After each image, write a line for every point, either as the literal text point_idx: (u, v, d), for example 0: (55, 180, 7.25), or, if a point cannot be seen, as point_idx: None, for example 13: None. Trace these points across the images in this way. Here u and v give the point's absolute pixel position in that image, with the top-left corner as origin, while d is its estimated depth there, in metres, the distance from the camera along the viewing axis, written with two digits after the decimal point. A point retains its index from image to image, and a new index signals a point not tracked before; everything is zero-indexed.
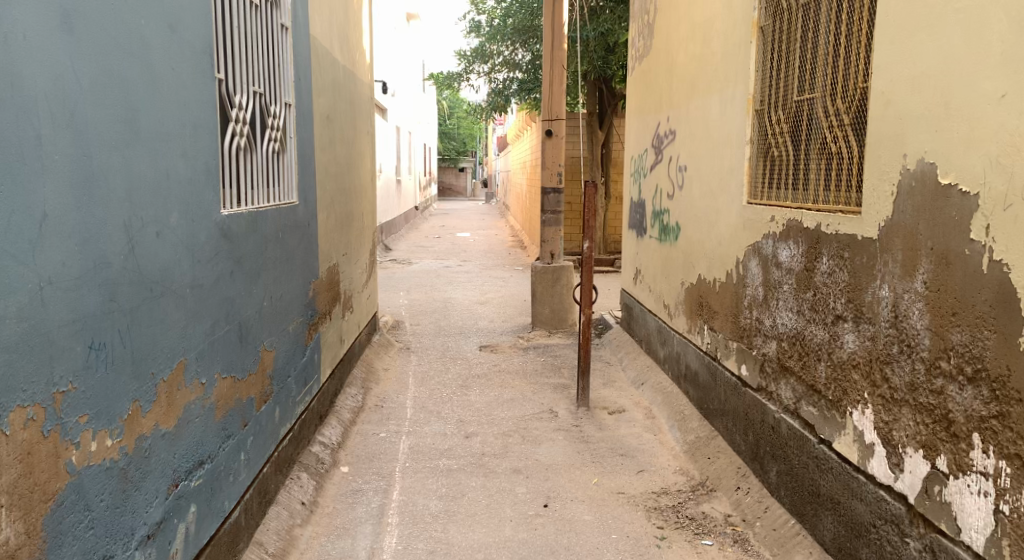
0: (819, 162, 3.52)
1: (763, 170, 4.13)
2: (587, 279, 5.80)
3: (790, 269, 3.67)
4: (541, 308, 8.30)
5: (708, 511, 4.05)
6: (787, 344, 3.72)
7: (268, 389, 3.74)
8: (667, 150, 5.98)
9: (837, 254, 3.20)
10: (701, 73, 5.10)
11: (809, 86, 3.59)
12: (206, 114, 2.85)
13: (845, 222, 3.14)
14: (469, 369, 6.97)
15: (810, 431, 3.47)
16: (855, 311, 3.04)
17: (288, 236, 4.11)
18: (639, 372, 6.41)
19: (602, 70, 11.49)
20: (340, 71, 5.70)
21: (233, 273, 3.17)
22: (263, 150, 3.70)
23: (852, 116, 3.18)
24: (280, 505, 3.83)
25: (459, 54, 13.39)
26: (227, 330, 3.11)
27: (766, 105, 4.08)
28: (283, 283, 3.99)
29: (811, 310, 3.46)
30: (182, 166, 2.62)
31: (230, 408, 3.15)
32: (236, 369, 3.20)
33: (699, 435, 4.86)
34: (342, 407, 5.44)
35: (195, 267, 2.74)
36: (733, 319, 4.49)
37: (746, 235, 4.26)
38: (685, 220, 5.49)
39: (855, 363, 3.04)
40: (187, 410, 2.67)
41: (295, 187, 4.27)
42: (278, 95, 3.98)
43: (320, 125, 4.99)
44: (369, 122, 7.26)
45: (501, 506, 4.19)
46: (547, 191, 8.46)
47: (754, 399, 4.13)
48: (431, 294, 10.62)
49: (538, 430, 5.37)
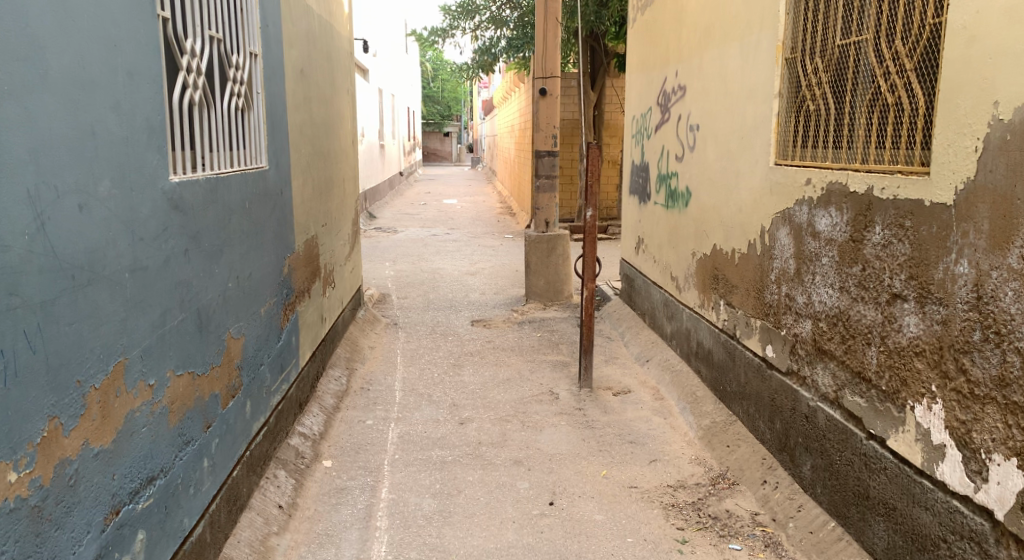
0: (869, 116, 3.07)
1: (795, 126, 3.66)
2: (590, 250, 5.33)
3: (831, 239, 3.22)
4: (536, 279, 7.85)
5: (732, 509, 3.64)
6: (826, 324, 3.29)
7: (238, 381, 3.27)
8: (675, 107, 5.49)
9: (896, 223, 2.76)
10: (717, 20, 4.59)
11: (855, 27, 3.12)
12: (147, 59, 2.33)
13: (907, 185, 2.70)
14: (461, 346, 6.52)
15: (855, 424, 3.07)
16: (920, 291, 2.62)
17: (257, 206, 3.61)
18: (644, 348, 5.99)
19: (595, 26, 10.87)
20: (315, 21, 5.14)
21: (189, 252, 2.68)
22: (223, 104, 3.19)
23: (918, 59, 2.71)
24: (254, 512, 3.38)
25: (444, 8, 12.67)
26: (184, 319, 2.63)
27: (799, 52, 3.60)
28: (251, 259, 3.50)
29: (858, 287, 3.02)
30: (115, 123, 2.11)
31: (190, 409, 2.68)
32: (196, 363, 2.74)
33: (715, 420, 4.46)
34: (324, 392, 4.99)
35: (136, 247, 2.25)
36: (757, 294, 4.05)
37: (772, 200, 3.81)
38: (696, 183, 5.03)
39: (918, 350, 2.63)
40: (131, 420, 2.18)
41: (263, 149, 3.76)
42: (241, 42, 3.45)
43: (292, 80, 4.46)
44: (349, 79, 6.70)
45: (503, 504, 3.77)
46: (541, 155, 7.93)
47: (783, 384, 3.72)
48: (419, 265, 10.12)
49: (539, 414, 4.94)
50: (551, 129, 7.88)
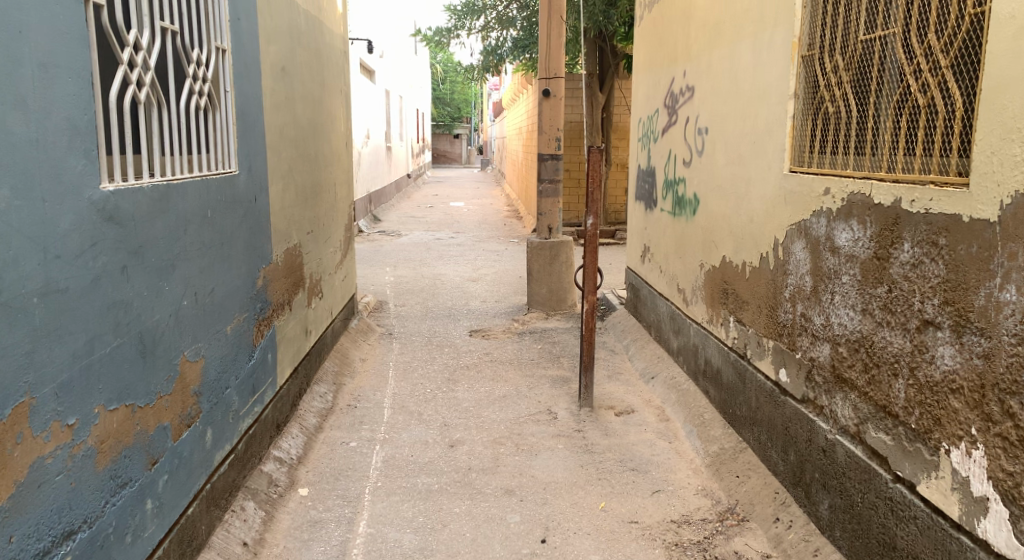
0: (895, 119, 2.74)
1: (812, 130, 3.33)
2: (592, 260, 4.99)
3: (852, 256, 2.89)
4: (538, 287, 7.53)
5: (741, 550, 3.31)
6: (847, 350, 2.95)
7: (196, 408, 2.97)
8: (684, 109, 5.16)
9: (928, 240, 2.43)
10: (728, 15, 4.26)
11: (879, 20, 2.79)
12: (70, 49, 2.04)
13: (942, 198, 2.37)
14: (456, 358, 6.20)
15: (878, 463, 2.74)
16: (957, 319, 2.30)
17: (224, 214, 3.31)
18: (649, 363, 5.66)
19: (603, 26, 10.53)
20: (300, 16, 4.84)
21: (128, 269, 2.38)
22: (180, 102, 2.89)
23: (955, 55, 2.38)
24: (214, 552, 3.09)
25: (449, 7, 12.35)
26: (120, 345, 2.33)
27: (817, 49, 3.27)
28: (215, 272, 3.20)
29: (883, 311, 2.68)
30: (16, 122, 1.83)
31: (129, 447, 2.39)
32: (137, 394, 2.44)
33: (723, 446, 4.13)
34: (306, 411, 4.70)
35: (51, 266, 1.96)
36: (770, 312, 3.71)
37: (786, 210, 3.49)
38: (705, 190, 4.70)
39: (955, 386, 2.31)
40: (40, 469, 1.92)
41: (232, 151, 3.45)
42: (204, 34, 3.15)
43: (271, 77, 4.15)
44: (342, 78, 6.40)
45: (490, 542, 3.45)
46: (544, 158, 7.60)
47: (797, 412, 3.39)
48: (420, 271, 9.82)
49: (535, 436, 4.61)
50: (554, 131, 7.56)
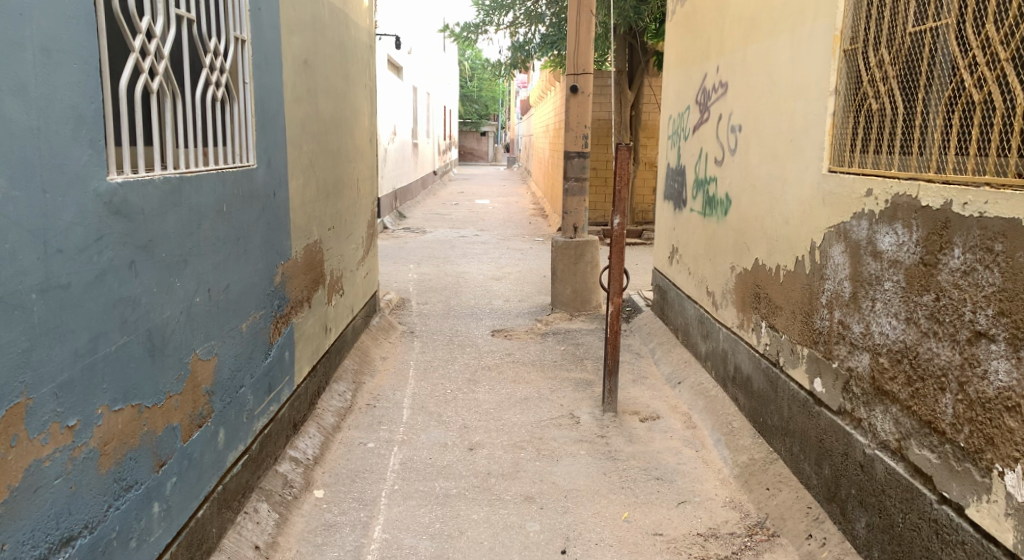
0: (946, 116, 2.57)
1: (853, 128, 3.16)
2: (618, 260, 4.83)
3: (896, 261, 2.73)
4: (562, 287, 7.40)
5: None
6: (888, 362, 2.79)
7: (208, 407, 2.89)
8: (716, 105, 4.99)
9: (981, 246, 2.28)
10: (765, 9, 4.10)
11: (930, 12, 2.63)
12: (78, 34, 1.95)
13: (998, 201, 2.21)
14: (478, 358, 6.09)
15: (921, 482, 2.58)
16: (1014, 331, 2.14)
17: (240, 209, 3.22)
18: (675, 368, 5.49)
19: (633, 22, 10.35)
20: (325, 8, 4.76)
21: (137, 264, 2.28)
22: (196, 92, 2.79)
23: (1016, 47, 2.22)
24: (224, 556, 3.00)
25: (477, 3, 12.23)
26: (126, 343, 2.24)
27: (859, 43, 3.11)
28: (230, 267, 3.11)
29: (929, 320, 2.52)
30: (16, 109, 1.75)
31: (136, 449, 2.30)
32: (144, 394, 2.35)
33: (753, 456, 3.97)
34: (324, 410, 4.61)
35: (53, 261, 1.88)
36: (805, 319, 3.55)
37: (824, 212, 3.32)
38: (737, 189, 4.54)
39: (1010, 404, 2.16)
40: (39, 471, 1.85)
41: (249, 144, 3.35)
42: (222, 23, 3.05)
43: (292, 69, 4.06)
44: (367, 72, 6.31)
45: (509, 551, 3.33)
46: (570, 156, 7.46)
47: (833, 423, 3.23)
48: (443, 269, 9.73)
49: (556, 441, 4.49)
50: (582, 128, 7.41)
